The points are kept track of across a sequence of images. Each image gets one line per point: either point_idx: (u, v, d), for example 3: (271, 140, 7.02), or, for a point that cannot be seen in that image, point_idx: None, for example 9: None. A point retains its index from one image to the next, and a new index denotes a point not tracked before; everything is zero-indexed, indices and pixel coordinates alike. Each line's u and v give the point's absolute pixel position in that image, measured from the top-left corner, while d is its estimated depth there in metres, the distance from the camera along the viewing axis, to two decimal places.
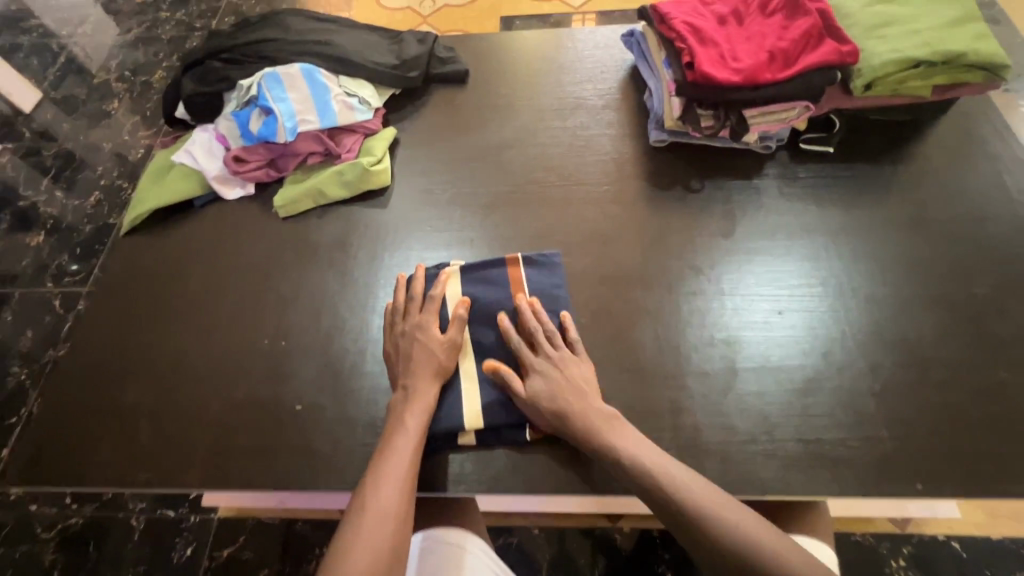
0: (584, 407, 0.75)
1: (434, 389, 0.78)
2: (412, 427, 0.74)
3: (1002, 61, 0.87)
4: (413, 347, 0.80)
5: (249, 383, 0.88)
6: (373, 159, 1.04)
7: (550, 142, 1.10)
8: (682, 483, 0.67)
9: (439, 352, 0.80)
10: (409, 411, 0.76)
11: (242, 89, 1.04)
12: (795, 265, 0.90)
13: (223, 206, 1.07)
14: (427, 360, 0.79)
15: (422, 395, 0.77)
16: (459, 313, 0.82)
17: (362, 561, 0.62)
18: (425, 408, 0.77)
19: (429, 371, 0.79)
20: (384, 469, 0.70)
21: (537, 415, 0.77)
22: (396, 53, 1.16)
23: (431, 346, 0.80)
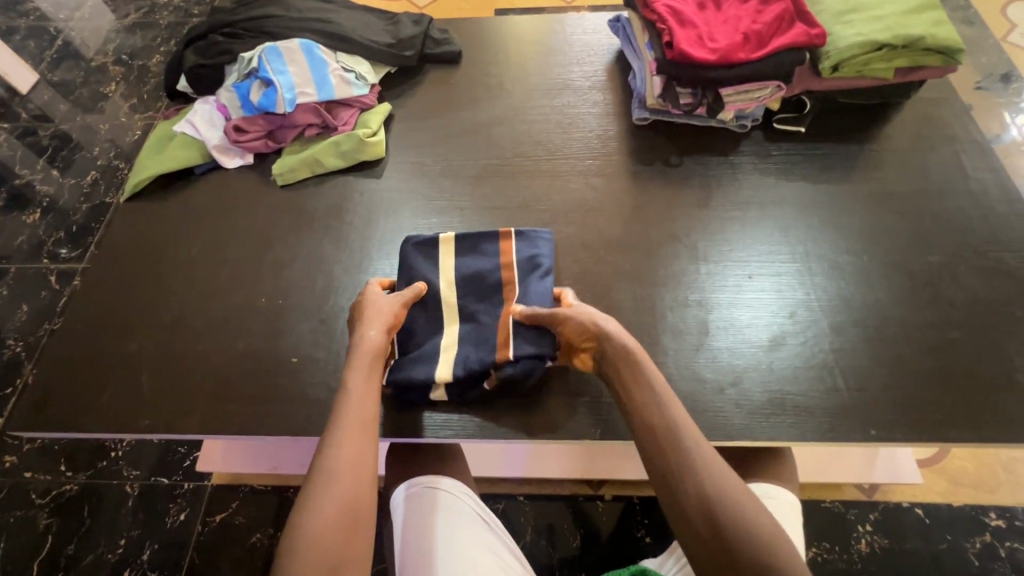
0: (644, 366, 0.71)
1: (377, 341, 0.78)
2: (354, 385, 0.73)
3: (957, 45, 0.94)
4: (365, 310, 0.82)
5: (247, 337, 0.92)
6: (369, 131, 1.09)
7: (538, 119, 1.15)
8: (699, 451, 0.63)
9: (384, 310, 0.82)
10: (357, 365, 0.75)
11: (243, 61, 1.08)
12: (767, 233, 0.96)
13: (223, 174, 1.11)
14: (378, 316, 0.81)
15: (366, 349, 0.77)
16: (414, 290, 0.85)
17: (325, 521, 0.60)
18: (371, 362, 0.76)
19: (382, 323, 0.80)
20: (341, 427, 0.68)
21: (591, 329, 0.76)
22: (392, 33, 1.21)
23: (379, 301, 0.83)
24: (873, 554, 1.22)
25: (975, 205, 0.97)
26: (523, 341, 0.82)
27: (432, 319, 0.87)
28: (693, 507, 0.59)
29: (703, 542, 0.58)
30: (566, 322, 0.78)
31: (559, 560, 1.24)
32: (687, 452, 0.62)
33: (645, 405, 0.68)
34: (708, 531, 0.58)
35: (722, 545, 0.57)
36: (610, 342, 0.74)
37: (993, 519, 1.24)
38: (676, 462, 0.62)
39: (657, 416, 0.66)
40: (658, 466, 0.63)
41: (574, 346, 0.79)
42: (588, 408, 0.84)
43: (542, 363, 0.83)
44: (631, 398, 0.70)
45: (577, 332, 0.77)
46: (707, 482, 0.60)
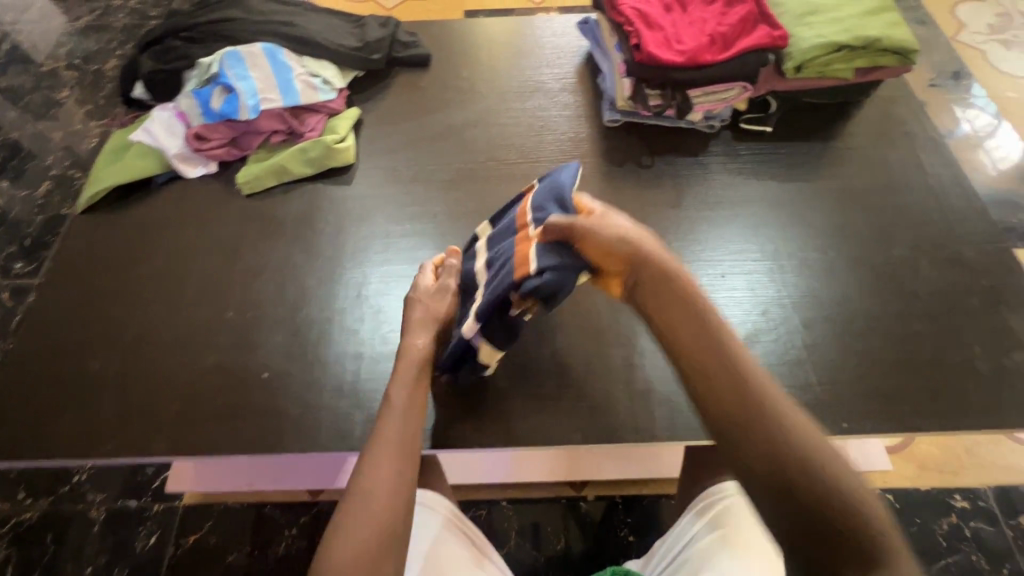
0: (687, 299, 0.70)
1: (424, 347, 0.79)
2: (398, 395, 0.74)
3: (912, 45, 0.97)
4: (410, 309, 0.82)
5: (215, 353, 0.89)
6: (337, 137, 1.06)
7: (510, 123, 1.14)
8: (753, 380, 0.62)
9: (434, 317, 0.81)
10: (398, 377, 0.76)
11: (202, 67, 1.04)
12: (738, 233, 0.98)
13: (185, 184, 1.07)
14: (425, 322, 0.81)
15: (409, 359, 0.77)
16: (450, 263, 0.86)
17: (365, 529, 0.62)
18: (411, 377, 0.76)
19: (423, 328, 0.80)
20: (381, 442, 0.69)
21: (624, 248, 0.74)
22: (359, 36, 1.19)
23: (429, 304, 0.82)
24: None
25: (931, 199, 1.00)
26: (546, 257, 0.72)
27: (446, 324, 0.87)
28: (751, 448, 0.58)
29: (759, 467, 0.57)
30: (591, 239, 0.74)
31: (544, 562, 1.23)
32: (744, 391, 0.62)
33: (691, 337, 0.67)
34: (764, 454, 0.57)
35: (781, 465, 0.56)
36: (648, 268, 0.73)
37: (958, 501, 1.28)
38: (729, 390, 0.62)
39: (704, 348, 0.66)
40: (712, 407, 0.63)
41: (603, 266, 0.76)
42: (567, 414, 0.83)
43: (573, 275, 0.73)
44: (675, 331, 0.69)
45: (610, 251, 0.74)
46: (762, 407, 0.60)
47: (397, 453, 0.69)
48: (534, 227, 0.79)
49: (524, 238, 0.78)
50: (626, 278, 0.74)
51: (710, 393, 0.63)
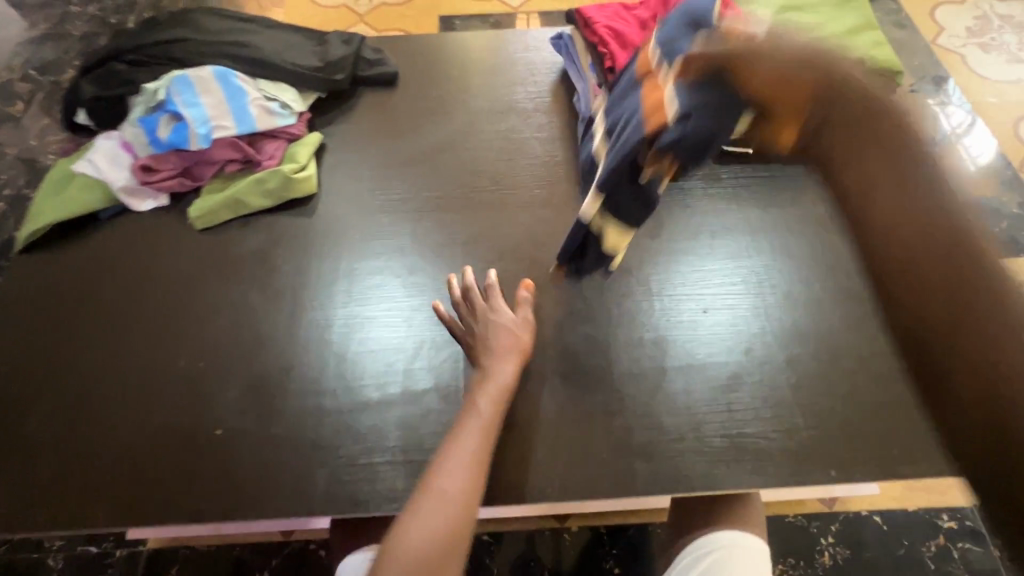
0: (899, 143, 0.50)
1: (509, 378, 0.78)
2: (483, 406, 0.75)
3: (895, 67, 0.94)
4: (489, 330, 0.81)
5: (164, 408, 0.82)
6: (296, 166, 1.00)
7: (482, 146, 1.09)
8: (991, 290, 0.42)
9: (518, 345, 0.81)
10: (482, 388, 0.77)
11: (147, 92, 0.97)
12: (720, 263, 0.93)
13: (134, 219, 1.00)
14: (507, 348, 0.80)
15: (497, 380, 0.77)
16: (524, 296, 0.85)
17: (435, 525, 0.66)
18: (500, 391, 0.77)
19: (508, 355, 0.79)
20: (456, 453, 0.71)
21: (794, 75, 0.58)
22: (320, 54, 1.12)
23: (510, 326, 0.82)
24: (836, 565, 1.23)
25: None
26: (686, 97, 0.70)
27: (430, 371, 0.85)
28: (936, 314, 0.46)
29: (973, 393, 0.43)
30: (757, 66, 0.61)
31: None
32: (969, 245, 0.44)
33: (908, 207, 0.48)
34: (959, 359, 0.44)
35: (957, 323, 0.44)
36: (844, 103, 0.55)
37: (945, 520, 1.26)
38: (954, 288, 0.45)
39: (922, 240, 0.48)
40: (902, 279, 0.49)
41: (766, 111, 0.64)
42: (544, 465, 0.78)
43: (718, 119, 0.67)
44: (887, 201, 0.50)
45: (789, 82, 0.59)
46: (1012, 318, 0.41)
47: (467, 468, 0.70)
48: (664, 94, 0.76)
49: (655, 101, 0.77)
50: (800, 127, 0.62)
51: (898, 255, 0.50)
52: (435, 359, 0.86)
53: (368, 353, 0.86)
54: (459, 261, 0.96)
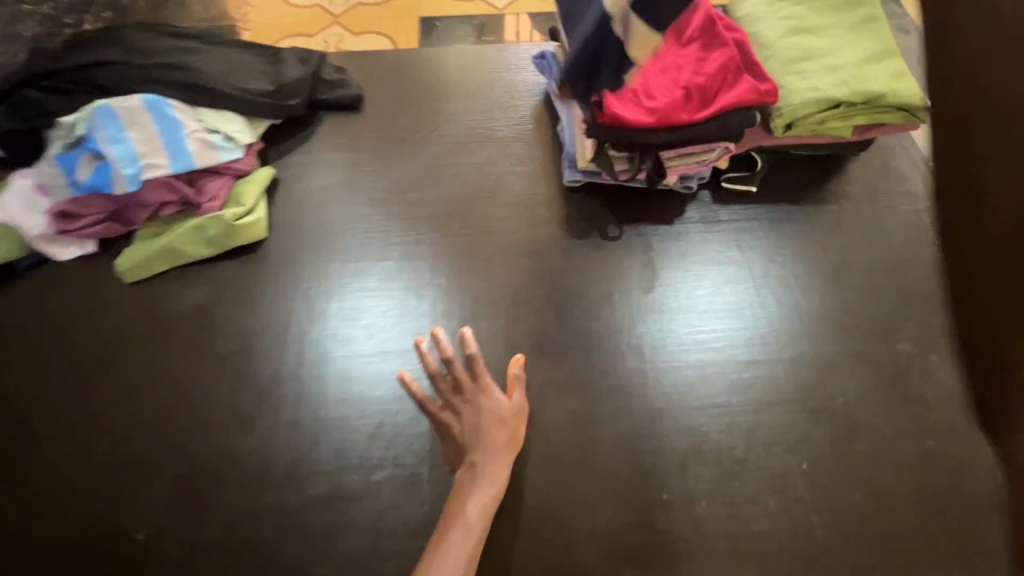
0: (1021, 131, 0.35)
1: (505, 477, 0.71)
2: (472, 516, 0.66)
3: (921, 102, 0.83)
4: (479, 420, 0.73)
5: (87, 503, 0.73)
6: (240, 210, 0.88)
7: (454, 183, 0.97)
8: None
9: (509, 437, 0.73)
10: (473, 492, 0.68)
11: (65, 127, 0.85)
12: (720, 323, 0.83)
13: (56, 270, 0.88)
14: (499, 446, 0.72)
15: (489, 483, 0.69)
16: (516, 374, 0.77)
17: None
18: (490, 496, 0.68)
19: (501, 451, 0.72)
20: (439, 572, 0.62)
21: None
22: (273, 76, 0.99)
23: (501, 413, 0.74)
24: None
25: (939, 275, 0.87)
26: None
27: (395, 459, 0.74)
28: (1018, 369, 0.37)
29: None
30: None
31: None
32: None
33: None
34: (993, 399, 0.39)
35: None
36: None
37: None
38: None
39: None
40: None
41: None
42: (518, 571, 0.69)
43: None
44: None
45: None
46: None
47: None
48: None
49: None
50: None
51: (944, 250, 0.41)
52: (390, 446, 0.75)
53: (317, 437, 0.76)
54: (423, 321, 0.84)
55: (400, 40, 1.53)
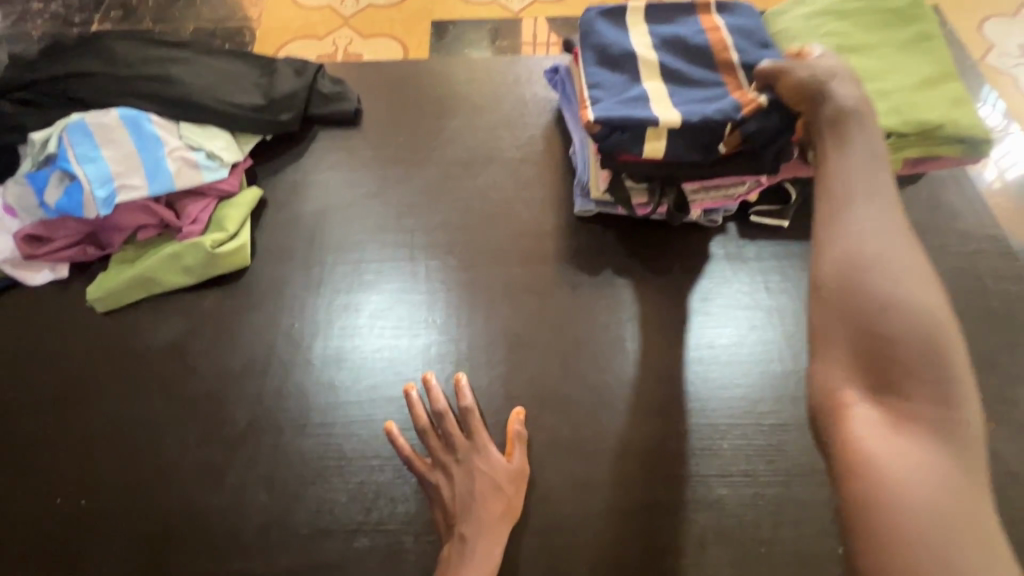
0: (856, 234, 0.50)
1: (501, 553, 0.64)
2: None
3: (982, 133, 0.73)
4: (473, 484, 0.66)
5: (38, 560, 0.67)
6: (221, 237, 0.81)
7: (456, 208, 0.89)
8: (905, 287, 0.47)
9: (506, 508, 0.65)
10: (462, 572, 0.61)
11: (34, 144, 0.78)
12: (745, 377, 0.74)
13: (24, 295, 0.82)
14: (494, 517, 0.64)
15: (481, 561, 0.62)
16: (517, 431, 0.70)
17: None
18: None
19: (496, 524, 0.64)
20: None
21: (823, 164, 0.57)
22: (264, 88, 0.92)
23: (497, 478, 0.66)
24: None
25: (999, 330, 0.76)
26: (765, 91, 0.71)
27: (378, 524, 0.67)
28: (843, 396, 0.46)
29: (864, 378, 0.46)
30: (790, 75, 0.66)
31: None
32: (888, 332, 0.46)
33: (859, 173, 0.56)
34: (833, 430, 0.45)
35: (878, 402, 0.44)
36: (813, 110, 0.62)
37: None
38: (848, 271, 0.49)
39: (853, 233, 0.50)
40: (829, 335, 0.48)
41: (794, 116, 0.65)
42: None
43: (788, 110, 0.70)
44: (823, 189, 0.55)
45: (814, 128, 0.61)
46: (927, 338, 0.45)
47: None
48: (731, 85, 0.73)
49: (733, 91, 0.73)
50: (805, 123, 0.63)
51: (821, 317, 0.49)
52: (371, 508, 0.68)
53: (292, 496, 0.68)
54: (414, 365, 0.76)
55: (411, 45, 1.45)
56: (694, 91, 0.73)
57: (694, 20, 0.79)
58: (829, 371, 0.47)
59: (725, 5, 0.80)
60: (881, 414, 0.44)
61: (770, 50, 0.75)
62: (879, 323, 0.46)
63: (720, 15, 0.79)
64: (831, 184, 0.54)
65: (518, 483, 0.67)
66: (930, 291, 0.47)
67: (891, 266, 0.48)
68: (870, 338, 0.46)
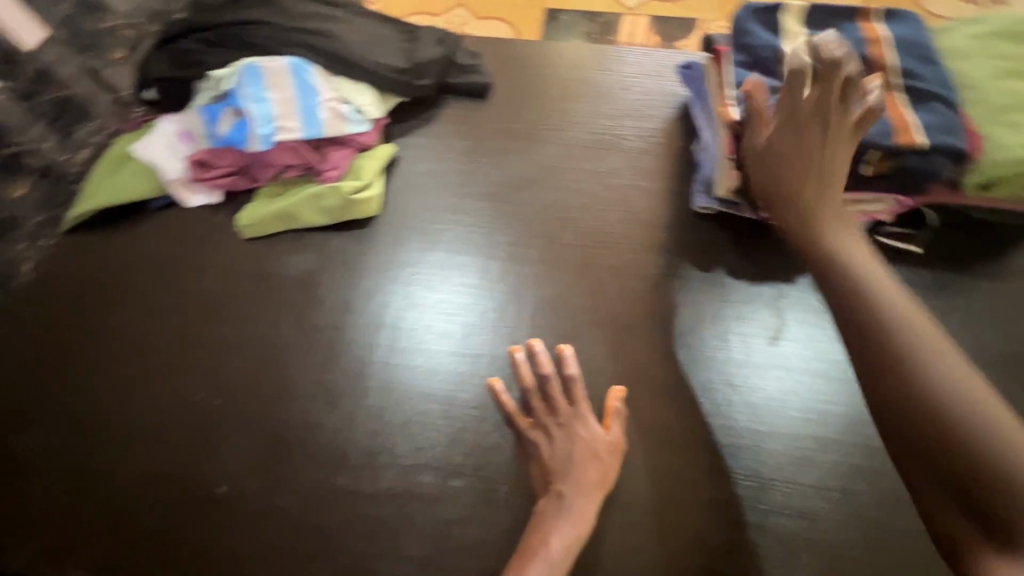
0: (898, 352, 0.54)
1: (594, 516, 0.66)
2: (556, 551, 0.63)
3: None
4: (572, 448, 0.69)
5: (170, 448, 0.75)
6: (358, 184, 0.88)
7: (573, 188, 0.92)
8: (960, 396, 0.50)
9: (603, 476, 0.68)
10: (558, 525, 0.64)
11: (214, 80, 0.88)
12: (852, 398, 0.73)
13: (181, 212, 0.91)
14: (590, 482, 0.67)
15: (576, 519, 0.65)
16: (617, 407, 0.72)
17: None
18: (576, 533, 0.64)
19: (591, 488, 0.67)
20: None
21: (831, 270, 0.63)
22: (408, 53, 0.98)
23: (595, 447, 0.69)
24: None
25: None
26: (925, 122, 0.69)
27: (475, 469, 0.71)
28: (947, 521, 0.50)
29: (961, 496, 0.49)
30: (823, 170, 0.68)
31: None
32: (958, 442, 0.49)
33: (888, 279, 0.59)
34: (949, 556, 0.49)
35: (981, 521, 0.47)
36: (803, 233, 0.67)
37: None
38: (892, 411, 0.53)
39: (891, 352, 0.54)
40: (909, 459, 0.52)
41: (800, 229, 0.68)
42: None
43: (949, 146, 0.68)
44: (846, 310, 0.59)
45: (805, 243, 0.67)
46: (953, 412, 0.50)
47: None
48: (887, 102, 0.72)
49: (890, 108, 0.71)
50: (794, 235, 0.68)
51: (895, 440, 0.54)
52: (470, 454, 0.72)
53: (399, 431, 0.74)
54: (520, 331, 0.80)
55: (523, 30, 1.47)
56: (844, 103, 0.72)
57: (854, 27, 0.77)
58: (936, 500, 0.51)
59: (890, 14, 0.78)
60: (994, 537, 0.46)
61: (936, 69, 0.73)
62: (946, 443, 0.50)
63: (884, 23, 0.77)
64: (851, 300, 0.59)
65: (614, 454, 0.70)
66: (987, 393, 0.50)
67: (940, 377, 0.52)
68: (941, 467, 0.50)
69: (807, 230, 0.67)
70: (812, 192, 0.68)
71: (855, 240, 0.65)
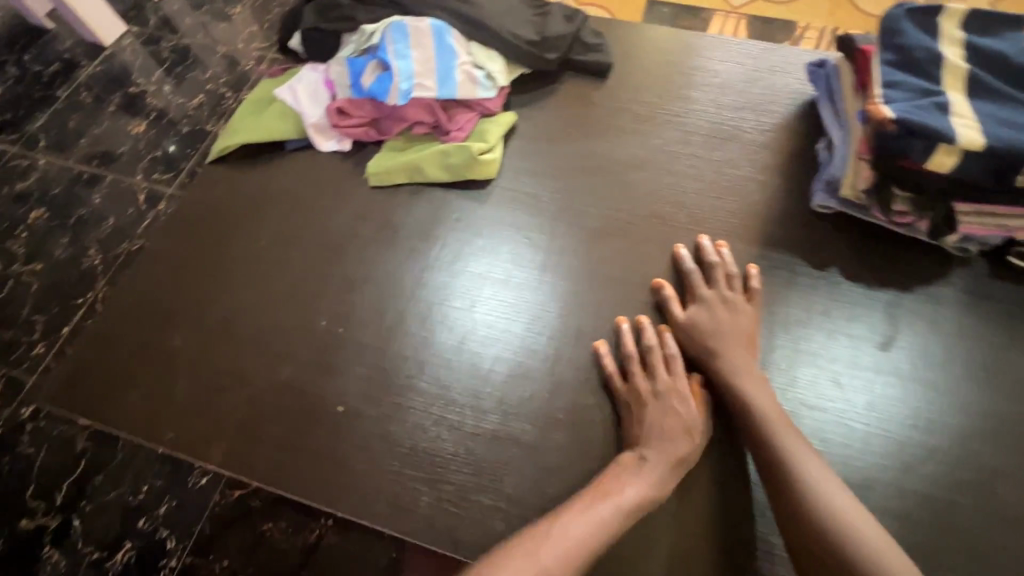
0: (796, 471, 0.65)
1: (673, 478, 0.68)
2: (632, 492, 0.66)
3: None
4: (666, 418, 0.71)
5: (293, 366, 0.82)
6: (484, 146, 0.92)
7: (686, 174, 0.93)
8: (845, 509, 0.62)
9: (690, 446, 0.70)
10: (638, 472, 0.68)
11: (364, 34, 0.94)
12: (955, 412, 0.74)
13: (315, 155, 0.98)
14: (673, 445, 0.69)
15: (656, 473, 0.68)
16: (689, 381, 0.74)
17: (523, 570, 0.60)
18: (653, 486, 0.67)
19: (674, 451, 0.69)
20: (585, 517, 0.64)
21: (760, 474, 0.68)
22: (539, 26, 1.00)
23: (687, 420, 0.71)
24: None
25: None
26: None
27: (576, 426, 0.75)
28: None
29: None
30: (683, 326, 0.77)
31: None
32: (846, 544, 0.60)
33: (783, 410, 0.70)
34: None
35: None
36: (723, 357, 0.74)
37: None
38: (800, 518, 0.63)
39: (798, 471, 0.65)
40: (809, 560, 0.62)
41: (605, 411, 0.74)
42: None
43: None
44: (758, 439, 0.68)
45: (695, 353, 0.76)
46: (845, 527, 0.61)
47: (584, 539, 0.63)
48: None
49: None
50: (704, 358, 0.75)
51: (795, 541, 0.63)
52: (571, 411, 0.76)
53: (504, 380, 0.78)
54: (626, 304, 0.82)
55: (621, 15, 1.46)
56: (1002, 110, 0.70)
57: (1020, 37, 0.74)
58: None
59: None
60: None
61: None
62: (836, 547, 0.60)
63: None
64: (760, 424, 0.69)
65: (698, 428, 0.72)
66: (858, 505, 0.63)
67: (829, 493, 0.63)
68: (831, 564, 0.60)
69: (716, 350, 0.75)
70: (729, 317, 0.76)
71: (757, 374, 0.73)
